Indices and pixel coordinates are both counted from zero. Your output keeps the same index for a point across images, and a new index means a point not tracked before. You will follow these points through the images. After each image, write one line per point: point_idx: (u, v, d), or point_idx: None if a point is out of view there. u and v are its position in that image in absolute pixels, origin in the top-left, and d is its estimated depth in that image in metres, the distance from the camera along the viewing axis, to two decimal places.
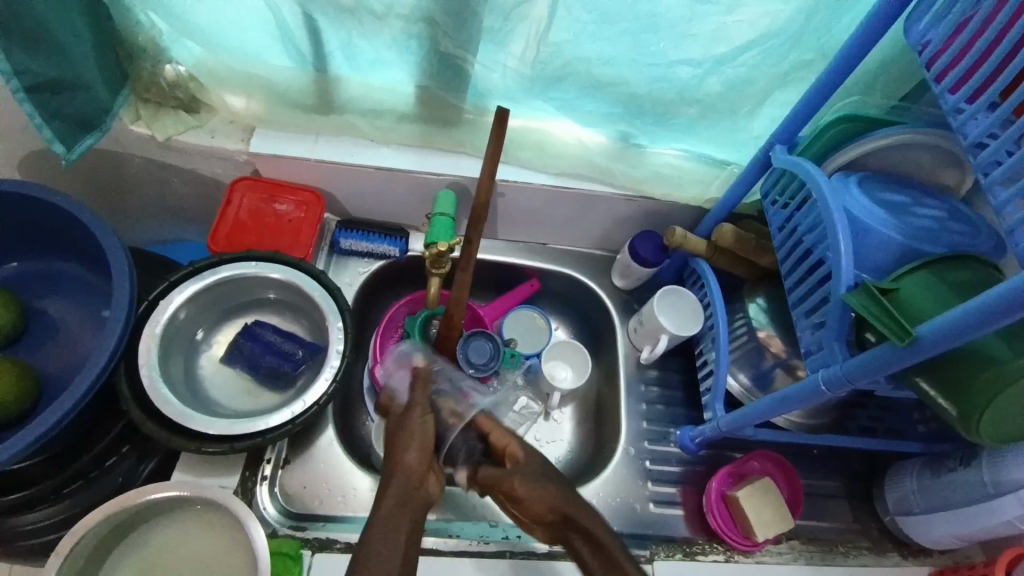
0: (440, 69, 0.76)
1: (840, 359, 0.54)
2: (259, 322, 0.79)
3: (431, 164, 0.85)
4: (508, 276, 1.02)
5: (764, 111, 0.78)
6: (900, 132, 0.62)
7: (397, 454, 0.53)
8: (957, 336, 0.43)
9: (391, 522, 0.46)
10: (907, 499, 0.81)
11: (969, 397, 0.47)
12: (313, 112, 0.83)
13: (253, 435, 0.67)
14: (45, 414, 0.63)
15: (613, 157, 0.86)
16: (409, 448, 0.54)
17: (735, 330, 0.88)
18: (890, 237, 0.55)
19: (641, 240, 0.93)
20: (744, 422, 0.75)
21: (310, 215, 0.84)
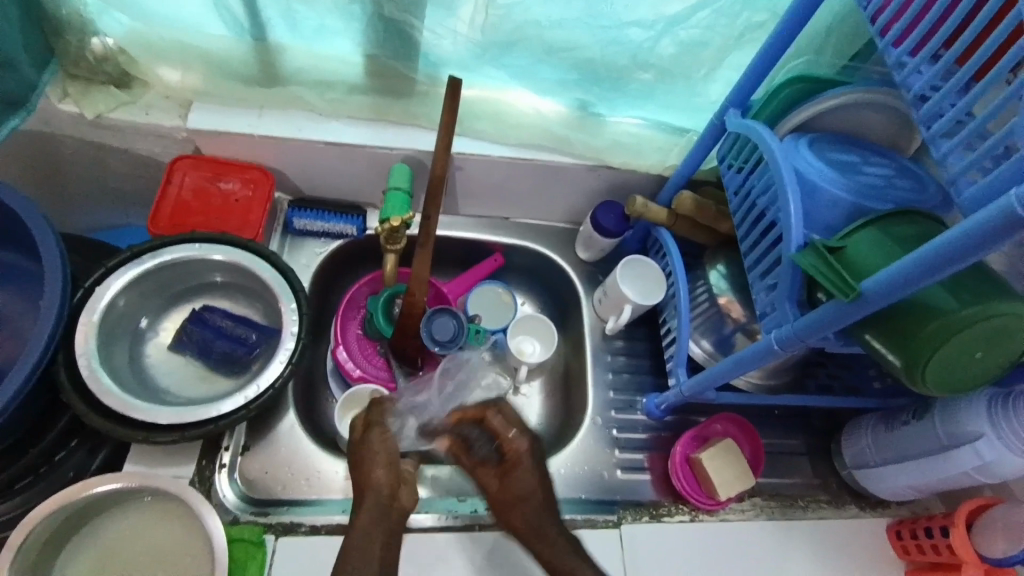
0: (387, 37, 0.73)
1: (791, 318, 0.55)
2: (209, 307, 0.75)
3: (383, 137, 0.81)
4: (471, 252, 1.01)
5: (719, 74, 0.78)
6: (851, 91, 0.62)
7: (368, 481, 0.66)
8: (898, 291, 0.44)
9: (369, 534, 0.61)
10: (864, 453, 0.84)
11: (914, 348, 0.47)
12: (257, 85, 0.78)
13: (206, 422, 0.65)
14: None
15: (572, 125, 0.84)
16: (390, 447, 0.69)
17: (698, 297, 0.89)
18: (839, 196, 0.56)
19: (603, 210, 0.92)
20: (705, 385, 0.76)
21: (259, 194, 0.79)
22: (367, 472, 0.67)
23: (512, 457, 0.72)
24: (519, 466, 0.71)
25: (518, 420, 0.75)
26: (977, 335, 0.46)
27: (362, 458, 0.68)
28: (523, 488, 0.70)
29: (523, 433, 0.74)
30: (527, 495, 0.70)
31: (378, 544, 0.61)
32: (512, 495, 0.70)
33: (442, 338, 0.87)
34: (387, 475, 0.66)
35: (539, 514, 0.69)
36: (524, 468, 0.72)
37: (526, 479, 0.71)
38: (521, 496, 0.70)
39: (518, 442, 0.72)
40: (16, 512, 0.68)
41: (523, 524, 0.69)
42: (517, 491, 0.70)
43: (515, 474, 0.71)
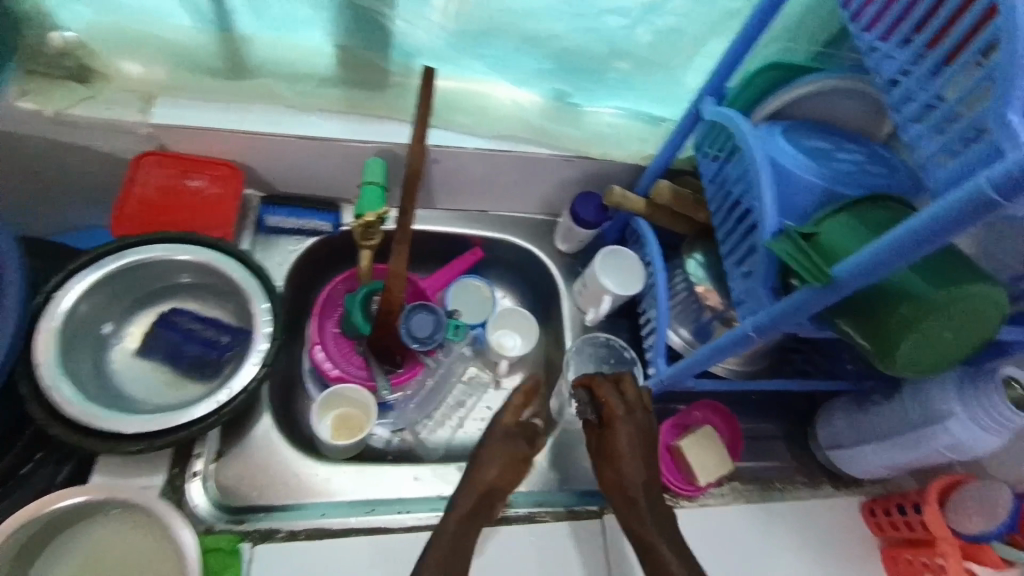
0: (360, 27, 0.71)
1: (767, 305, 0.56)
2: (176, 309, 0.74)
3: (357, 131, 0.80)
4: (450, 246, 1.00)
5: (695, 63, 0.78)
6: (823, 79, 0.62)
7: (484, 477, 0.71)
8: (868, 276, 0.44)
9: (443, 536, 0.66)
10: (838, 434, 0.86)
11: (884, 334, 0.49)
12: (224, 77, 0.76)
13: (177, 428, 0.63)
14: None
15: (550, 116, 0.84)
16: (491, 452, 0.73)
17: (676, 286, 0.90)
18: (812, 183, 0.56)
19: (581, 201, 0.92)
20: (684, 373, 0.77)
21: (229, 191, 0.77)
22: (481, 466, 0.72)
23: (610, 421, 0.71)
24: (620, 428, 0.70)
25: (631, 393, 0.73)
26: (946, 317, 0.47)
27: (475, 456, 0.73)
28: (625, 462, 0.69)
29: (630, 404, 0.72)
30: (631, 469, 0.69)
31: (447, 545, 0.66)
32: (609, 461, 0.70)
33: (421, 332, 0.88)
34: (500, 476, 0.71)
35: (630, 486, 0.68)
36: (624, 438, 0.70)
37: (626, 437, 0.70)
38: (627, 464, 0.69)
39: (619, 412, 0.71)
40: None
41: (628, 490, 0.68)
42: (619, 453, 0.70)
43: (615, 442, 0.70)
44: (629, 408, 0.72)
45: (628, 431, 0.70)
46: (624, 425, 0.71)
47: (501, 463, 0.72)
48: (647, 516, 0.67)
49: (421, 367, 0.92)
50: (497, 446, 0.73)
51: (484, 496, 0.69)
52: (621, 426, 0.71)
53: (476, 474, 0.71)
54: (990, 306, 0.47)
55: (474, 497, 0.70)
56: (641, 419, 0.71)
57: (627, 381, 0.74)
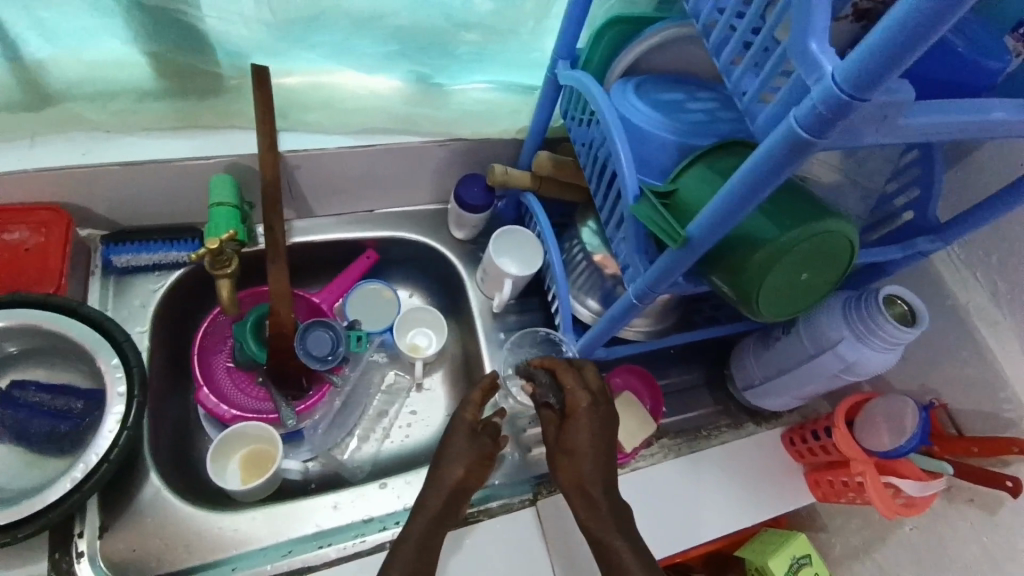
0: (166, 29, 0.63)
1: (643, 271, 0.54)
2: (18, 382, 0.64)
3: (197, 147, 0.71)
4: (339, 253, 0.93)
5: (548, 25, 0.74)
6: (667, 27, 0.60)
7: (450, 474, 0.68)
8: (718, 230, 0.43)
9: (421, 539, 0.64)
10: (749, 374, 0.87)
11: (745, 281, 0.47)
12: (23, 110, 0.66)
13: (33, 517, 0.56)
14: None
15: (412, 101, 0.78)
16: (451, 456, 0.70)
17: (574, 258, 0.87)
18: (666, 138, 0.54)
19: (465, 185, 0.88)
20: (592, 345, 0.75)
21: (54, 237, 0.68)
22: (449, 462, 0.69)
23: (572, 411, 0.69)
24: (580, 420, 0.68)
25: (591, 379, 0.72)
26: (799, 256, 0.46)
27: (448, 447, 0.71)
28: (583, 457, 0.67)
29: (592, 393, 0.71)
30: (589, 464, 0.67)
31: (414, 546, 0.63)
32: (568, 455, 0.68)
33: (313, 351, 0.82)
34: (467, 472, 0.69)
35: (591, 482, 0.66)
36: (583, 432, 0.68)
37: (587, 431, 0.68)
38: (586, 460, 0.67)
39: (583, 401, 0.70)
40: None
41: (589, 488, 0.66)
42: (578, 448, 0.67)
43: (576, 433, 0.68)
44: (592, 398, 0.71)
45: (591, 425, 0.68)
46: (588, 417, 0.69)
47: (461, 468, 0.69)
48: (608, 512, 0.65)
49: (329, 387, 0.85)
50: (456, 447, 0.71)
51: (456, 490, 0.68)
52: (582, 418, 0.69)
53: (443, 479, 0.69)
54: (843, 239, 0.46)
55: (427, 515, 0.66)
56: (604, 410, 0.70)
57: (589, 370, 0.74)
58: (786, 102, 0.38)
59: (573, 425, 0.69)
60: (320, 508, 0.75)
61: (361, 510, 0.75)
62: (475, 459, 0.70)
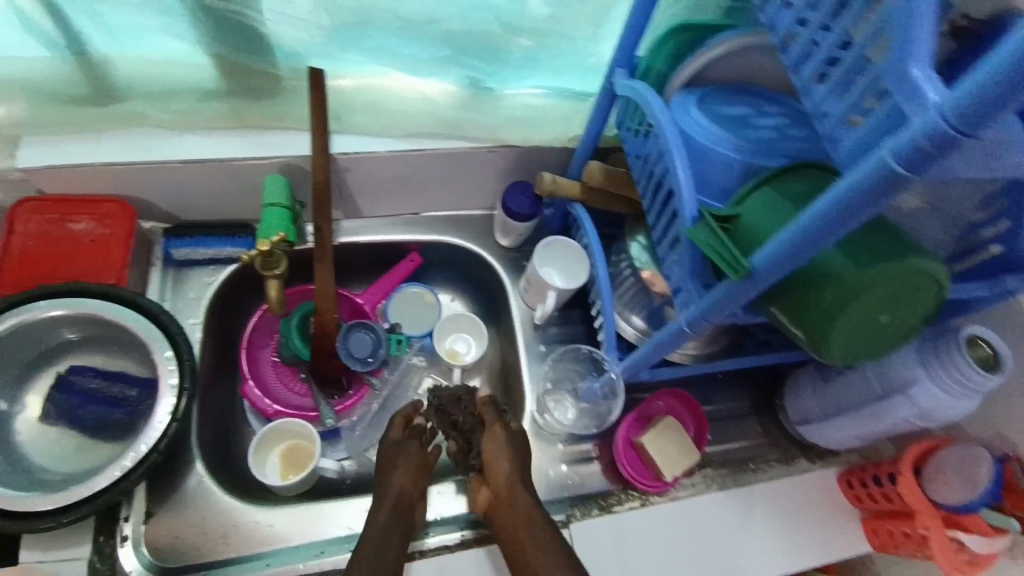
0: (225, 31, 0.64)
1: (697, 297, 0.51)
2: (76, 368, 0.67)
3: (252, 147, 0.73)
4: (383, 254, 0.93)
5: (607, 31, 0.71)
6: (736, 36, 0.56)
7: (388, 482, 0.65)
8: (787, 264, 0.39)
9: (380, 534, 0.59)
10: (806, 409, 0.81)
11: (813, 318, 0.43)
12: (92, 105, 0.68)
13: (83, 501, 0.58)
14: None
15: (462, 106, 0.77)
16: (394, 468, 0.66)
17: (621, 273, 0.84)
18: (730, 156, 0.50)
19: (512, 193, 0.86)
20: (637, 368, 0.72)
21: (118, 229, 0.71)
22: (390, 470, 0.66)
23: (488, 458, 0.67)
24: (496, 462, 0.66)
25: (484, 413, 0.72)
26: (878, 296, 0.41)
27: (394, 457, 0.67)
28: (506, 489, 0.63)
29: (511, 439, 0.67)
30: (512, 493, 0.63)
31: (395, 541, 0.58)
32: (494, 493, 0.64)
33: (350, 351, 0.81)
34: (415, 477, 0.65)
35: (507, 510, 0.62)
36: (503, 470, 0.65)
37: (505, 468, 0.65)
38: (497, 503, 0.63)
39: (495, 451, 0.67)
40: None
41: (521, 504, 0.62)
42: (497, 484, 0.64)
43: (492, 474, 0.65)
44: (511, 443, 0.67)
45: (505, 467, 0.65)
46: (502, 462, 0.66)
47: (411, 474, 0.66)
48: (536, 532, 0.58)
49: (368, 388, 0.87)
50: (404, 456, 0.67)
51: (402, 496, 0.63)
52: (499, 462, 0.66)
53: (384, 498, 0.63)
54: (930, 278, 0.41)
55: (390, 507, 0.62)
56: (519, 431, 0.69)
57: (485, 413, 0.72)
58: (877, 129, 0.35)
59: (495, 464, 0.66)
60: (348, 511, 0.74)
61: None
62: (420, 467, 0.67)
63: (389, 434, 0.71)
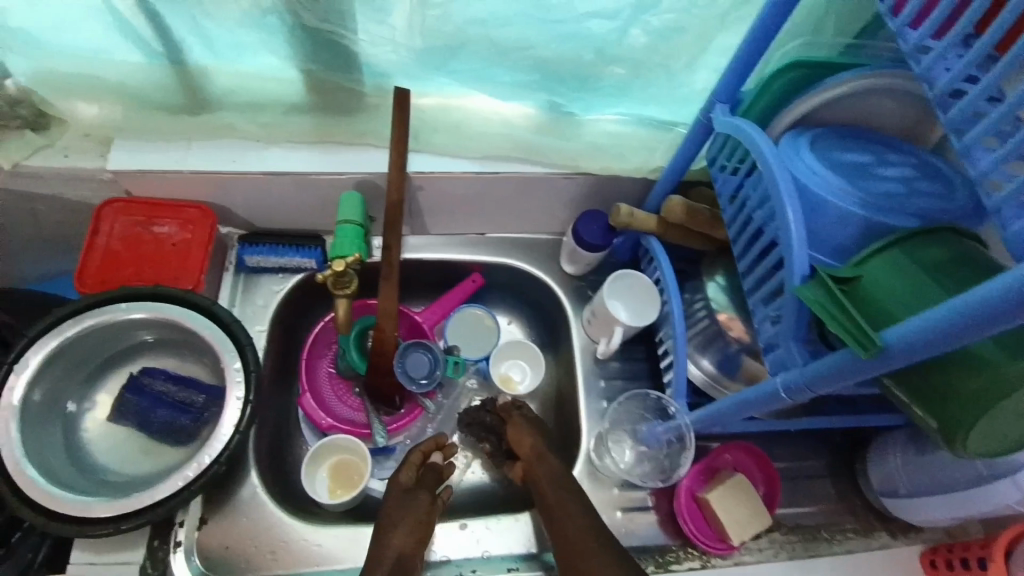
0: (316, 49, 0.64)
1: (800, 362, 0.46)
2: (147, 370, 0.68)
3: (331, 162, 0.73)
4: (446, 273, 0.92)
5: (703, 62, 0.67)
6: (860, 77, 0.51)
7: (381, 545, 0.58)
8: (931, 348, 0.35)
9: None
10: (893, 479, 0.74)
11: (951, 411, 0.40)
12: (183, 113, 0.70)
13: (145, 509, 0.58)
14: None
15: (542, 130, 0.75)
16: (409, 499, 0.64)
17: (695, 314, 0.80)
18: (850, 211, 0.46)
19: (584, 221, 0.83)
20: (710, 422, 0.67)
21: (198, 235, 0.72)
22: (387, 532, 0.60)
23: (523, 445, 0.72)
24: (529, 443, 0.71)
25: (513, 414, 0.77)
26: None
27: (392, 520, 0.61)
28: (542, 466, 0.68)
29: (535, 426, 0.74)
30: (547, 465, 0.68)
31: None
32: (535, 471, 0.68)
33: (406, 371, 0.81)
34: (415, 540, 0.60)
35: (551, 483, 0.66)
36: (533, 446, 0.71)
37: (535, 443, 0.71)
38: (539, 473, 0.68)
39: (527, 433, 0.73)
40: None
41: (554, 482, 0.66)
42: (535, 463, 0.69)
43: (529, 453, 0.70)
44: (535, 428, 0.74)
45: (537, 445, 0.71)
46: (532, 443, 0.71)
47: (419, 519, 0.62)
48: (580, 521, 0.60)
49: (421, 410, 0.85)
50: (421, 495, 0.65)
51: (402, 554, 0.57)
52: (531, 443, 0.71)
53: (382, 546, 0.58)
54: None
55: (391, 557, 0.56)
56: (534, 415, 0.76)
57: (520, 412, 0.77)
58: None
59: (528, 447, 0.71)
60: None
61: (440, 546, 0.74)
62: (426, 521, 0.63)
63: (401, 473, 0.70)
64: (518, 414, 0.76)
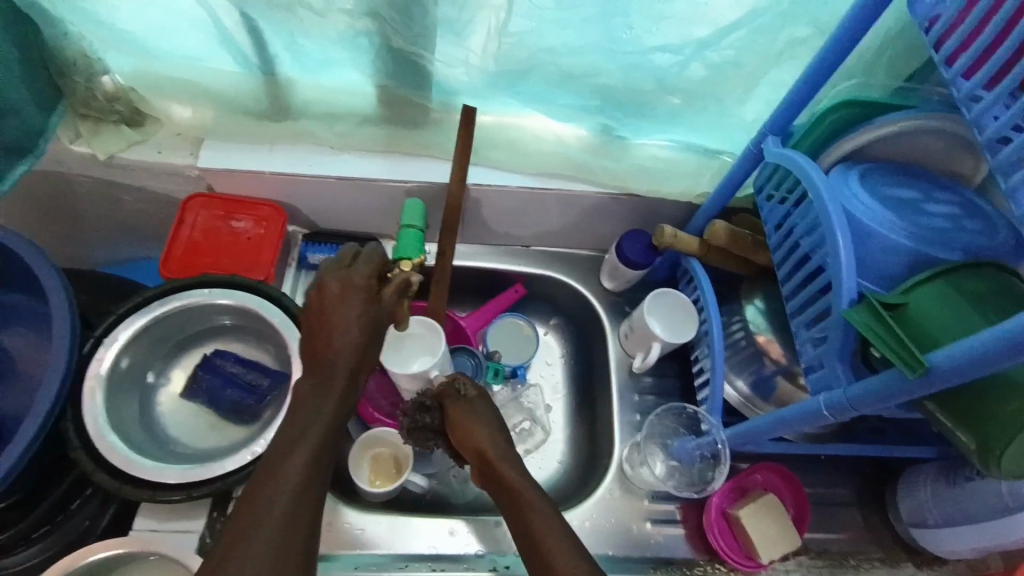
0: (396, 67, 0.69)
1: (844, 382, 0.49)
2: (219, 351, 0.74)
3: (396, 171, 0.78)
4: (489, 282, 0.96)
5: (755, 96, 0.71)
6: (910, 117, 0.54)
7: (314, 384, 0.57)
8: (974, 370, 0.38)
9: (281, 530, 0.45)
10: (922, 509, 0.75)
11: (987, 430, 0.43)
12: (268, 120, 0.76)
13: (213, 479, 0.63)
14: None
15: (594, 151, 0.79)
16: (338, 356, 0.58)
17: (733, 335, 0.82)
18: (897, 242, 0.49)
19: (629, 239, 0.86)
20: (746, 439, 0.69)
21: (270, 232, 0.77)
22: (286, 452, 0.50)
23: (454, 412, 0.68)
24: (460, 413, 0.67)
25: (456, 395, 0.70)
26: None
27: (292, 434, 0.52)
28: (476, 432, 0.65)
29: (474, 401, 0.69)
30: (484, 429, 0.66)
31: (268, 533, 0.44)
32: (465, 431, 0.66)
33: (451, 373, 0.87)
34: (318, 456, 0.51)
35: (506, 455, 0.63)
36: (464, 408, 0.68)
37: (483, 408, 0.68)
38: (474, 433, 0.65)
39: (469, 395, 0.69)
40: (33, 560, 0.69)
41: (477, 445, 0.64)
42: (475, 419, 0.67)
43: (463, 419, 0.67)
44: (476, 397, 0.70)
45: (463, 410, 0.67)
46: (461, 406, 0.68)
47: (328, 421, 0.54)
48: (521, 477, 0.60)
49: None
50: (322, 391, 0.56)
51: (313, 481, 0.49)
52: (468, 408, 0.68)
53: (279, 462, 0.49)
54: None
55: (297, 473, 0.49)
56: (484, 399, 0.70)
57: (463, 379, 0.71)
58: None
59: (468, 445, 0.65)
60: (435, 529, 0.78)
61: (474, 543, 0.77)
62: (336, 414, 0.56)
63: (356, 270, 0.61)
64: (455, 398, 0.69)
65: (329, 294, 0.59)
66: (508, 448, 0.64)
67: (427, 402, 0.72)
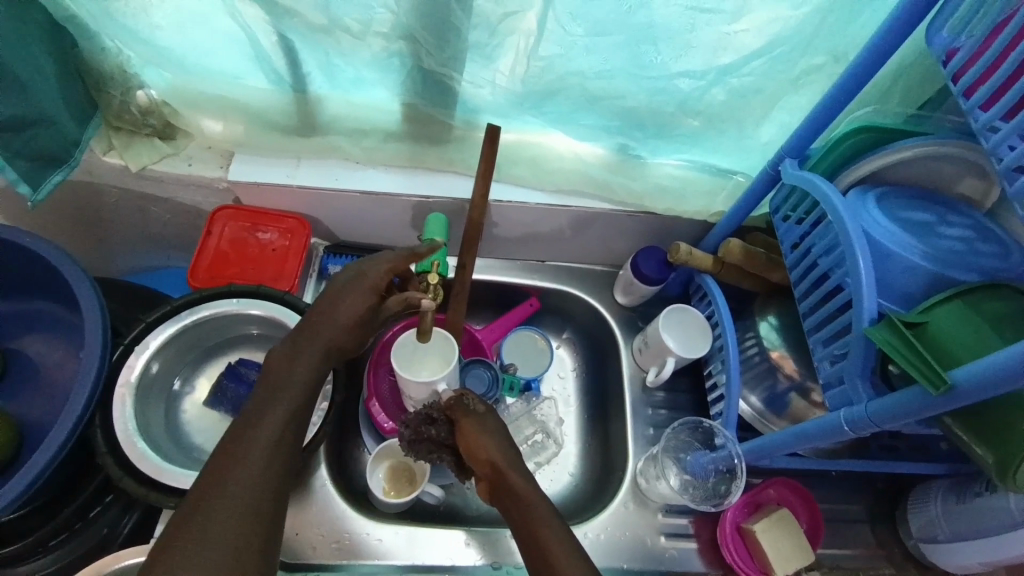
0: (426, 87, 0.71)
1: (865, 399, 0.50)
2: (243, 360, 0.74)
3: (419, 186, 0.80)
4: (506, 295, 0.97)
5: (771, 119, 0.74)
6: (924, 143, 0.57)
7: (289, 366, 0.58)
8: (996, 387, 0.39)
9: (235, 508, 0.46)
10: (932, 526, 0.76)
11: (1006, 447, 0.44)
12: (295, 134, 0.78)
13: None
14: (29, 462, 0.59)
15: (612, 170, 0.81)
16: (321, 331, 0.60)
17: (746, 351, 0.84)
18: (915, 262, 0.51)
19: (644, 256, 0.88)
20: (762, 454, 0.70)
21: (296, 243, 0.79)
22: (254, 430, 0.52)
23: (463, 428, 0.66)
24: (471, 429, 0.66)
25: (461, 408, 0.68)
26: None
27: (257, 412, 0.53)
28: (484, 444, 0.64)
29: (484, 417, 0.67)
30: (496, 437, 0.65)
31: (234, 514, 0.46)
32: (476, 445, 0.64)
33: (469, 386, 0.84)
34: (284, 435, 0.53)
35: (511, 458, 0.63)
36: (475, 423, 0.66)
37: (490, 421, 0.67)
38: (483, 446, 0.64)
39: (477, 409, 0.68)
40: (51, 567, 0.68)
41: (487, 457, 0.63)
42: (488, 430, 0.65)
43: (473, 433, 0.65)
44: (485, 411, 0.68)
45: (474, 422, 0.66)
46: (472, 420, 0.67)
47: (302, 399, 0.56)
48: (527, 481, 0.60)
49: None
50: (296, 372, 0.57)
51: (280, 458, 0.51)
52: (479, 419, 0.67)
53: (247, 433, 0.51)
54: None
55: (263, 450, 0.51)
56: (496, 417, 0.68)
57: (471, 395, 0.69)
58: None
59: (482, 461, 0.63)
60: (452, 540, 0.78)
61: (490, 554, 0.78)
62: (301, 406, 0.56)
63: (372, 267, 0.64)
64: (464, 412, 0.67)
65: (338, 284, 0.63)
66: (515, 455, 0.63)
67: (434, 415, 0.71)
